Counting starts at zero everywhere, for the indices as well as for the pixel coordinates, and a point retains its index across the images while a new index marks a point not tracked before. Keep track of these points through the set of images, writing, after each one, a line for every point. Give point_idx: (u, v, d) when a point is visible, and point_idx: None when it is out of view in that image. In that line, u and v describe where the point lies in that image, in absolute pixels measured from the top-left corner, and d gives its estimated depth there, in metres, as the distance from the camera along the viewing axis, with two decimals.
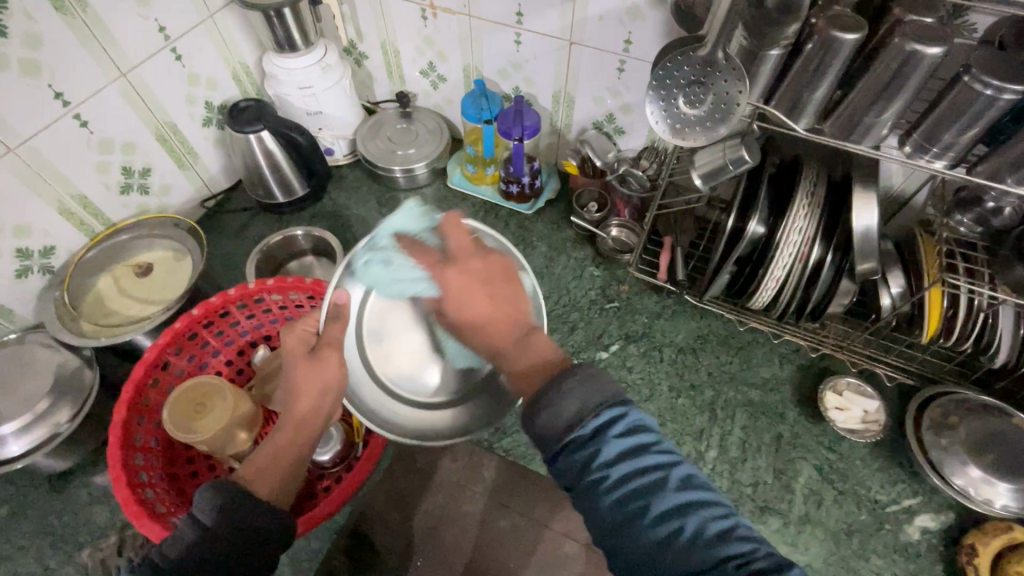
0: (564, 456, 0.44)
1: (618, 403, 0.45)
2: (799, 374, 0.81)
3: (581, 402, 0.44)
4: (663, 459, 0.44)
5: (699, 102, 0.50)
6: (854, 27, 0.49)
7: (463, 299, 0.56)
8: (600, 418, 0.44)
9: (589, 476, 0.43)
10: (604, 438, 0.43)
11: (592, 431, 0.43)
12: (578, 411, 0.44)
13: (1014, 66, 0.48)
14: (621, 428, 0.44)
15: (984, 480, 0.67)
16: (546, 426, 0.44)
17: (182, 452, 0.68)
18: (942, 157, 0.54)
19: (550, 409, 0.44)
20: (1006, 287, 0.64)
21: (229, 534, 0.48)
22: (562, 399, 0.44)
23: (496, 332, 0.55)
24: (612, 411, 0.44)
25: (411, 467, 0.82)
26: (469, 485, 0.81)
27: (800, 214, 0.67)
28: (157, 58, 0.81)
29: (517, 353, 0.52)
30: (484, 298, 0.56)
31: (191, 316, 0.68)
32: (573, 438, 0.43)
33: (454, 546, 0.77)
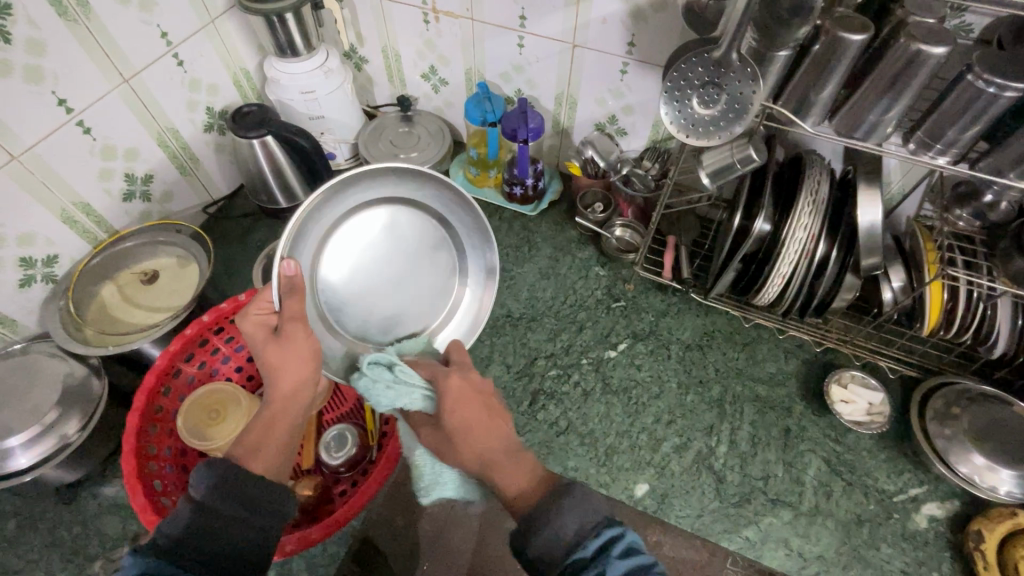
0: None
1: (616, 523, 0.44)
2: (804, 368, 0.83)
3: (580, 521, 0.44)
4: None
5: (712, 102, 0.52)
6: (861, 27, 0.50)
7: (462, 412, 0.56)
8: (600, 539, 0.43)
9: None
10: (606, 561, 0.42)
11: (593, 554, 0.42)
12: (575, 532, 0.43)
13: (1015, 65, 0.49)
14: (622, 552, 0.42)
15: (988, 467, 0.69)
16: (543, 544, 0.44)
17: (196, 459, 0.68)
18: (946, 154, 0.56)
19: (551, 528, 0.44)
20: (1005, 280, 0.65)
21: (226, 507, 0.46)
22: (562, 515, 0.44)
23: (481, 442, 0.54)
24: (612, 532, 0.43)
25: (416, 473, 0.81)
26: None
27: (805, 211, 0.68)
28: (159, 64, 0.81)
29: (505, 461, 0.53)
30: (482, 413, 0.56)
31: (202, 322, 0.68)
32: (573, 561, 0.42)
33: (459, 549, 0.77)
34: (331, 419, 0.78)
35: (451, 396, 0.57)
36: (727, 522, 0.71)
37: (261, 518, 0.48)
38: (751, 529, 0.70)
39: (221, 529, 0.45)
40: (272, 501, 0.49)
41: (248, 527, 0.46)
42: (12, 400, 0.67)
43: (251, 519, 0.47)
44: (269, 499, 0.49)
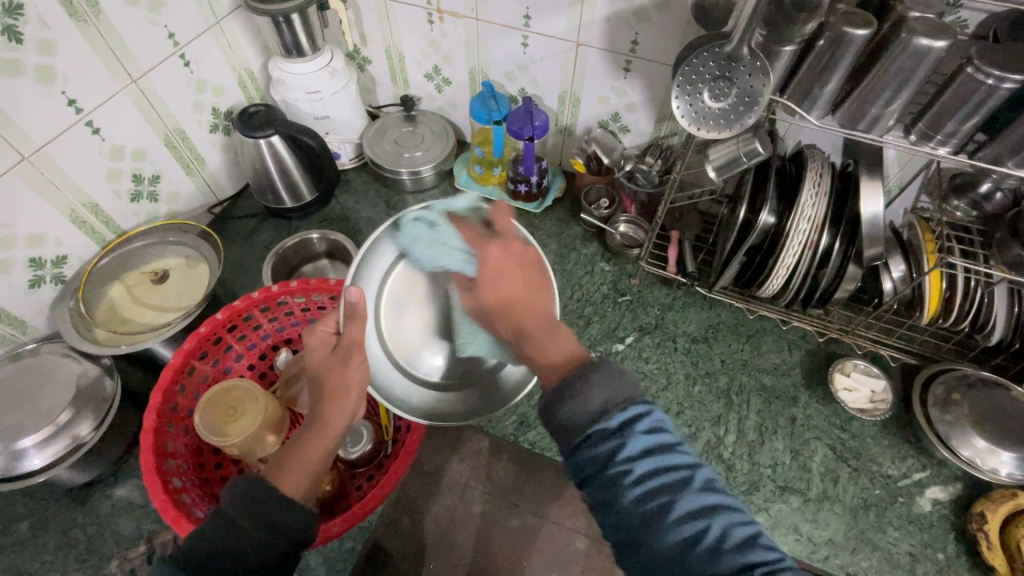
0: (584, 450, 0.44)
1: (641, 401, 0.45)
2: (808, 359, 0.85)
3: (609, 395, 0.44)
4: (686, 462, 0.43)
5: (722, 96, 0.53)
6: (864, 23, 0.52)
7: (500, 279, 0.61)
8: (627, 414, 0.44)
9: (611, 470, 0.42)
10: (629, 432, 0.43)
11: (617, 425, 0.43)
12: (605, 403, 0.44)
13: (1012, 57, 0.51)
14: (647, 426, 0.44)
15: (989, 450, 0.71)
16: (570, 413, 0.44)
17: (211, 456, 0.68)
18: (946, 144, 0.57)
19: (579, 398, 0.44)
20: (1004, 266, 0.67)
21: (248, 525, 0.47)
22: (590, 387, 0.45)
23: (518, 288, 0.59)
24: (638, 408, 0.44)
25: (419, 471, 0.82)
26: (477, 484, 0.80)
27: (809, 204, 0.70)
28: (166, 64, 0.81)
29: (544, 339, 0.54)
30: (516, 278, 0.61)
31: (215, 320, 0.68)
32: (597, 430, 0.43)
33: (462, 547, 0.76)
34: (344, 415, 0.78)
35: (490, 273, 0.62)
36: None
37: (283, 542, 0.47)
38: (761, 515, 0.71)
39: (238, 547, 0.45)
40: (293, 527, 0.48)
41: (268, 548, 0.46)
42: (26, 401, 0.67)
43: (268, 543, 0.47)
44: (292, 526, 0.48)
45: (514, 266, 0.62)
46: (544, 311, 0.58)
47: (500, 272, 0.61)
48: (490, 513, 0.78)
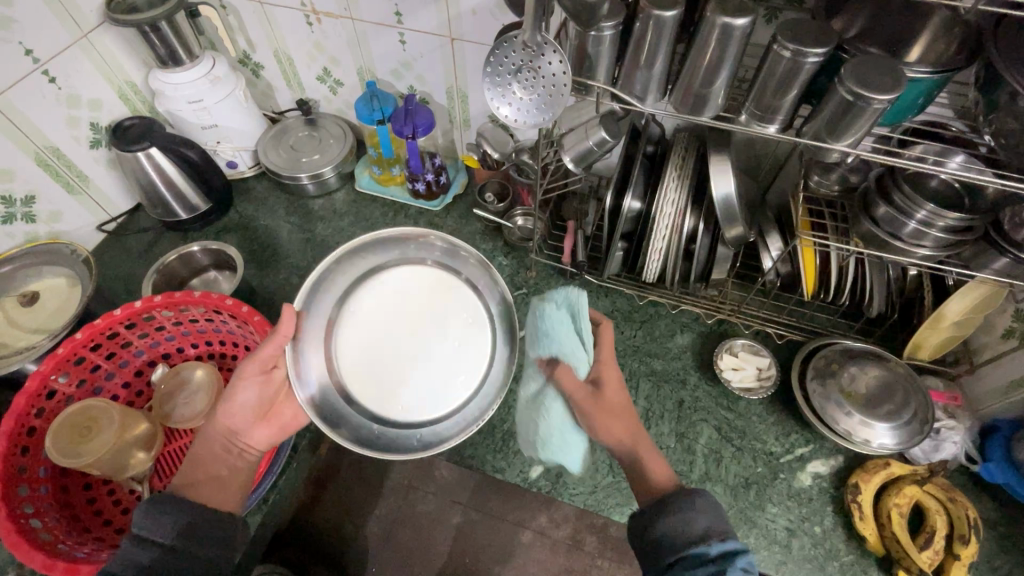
0: (679, 568, 0.48)
1: (738, 537, 0.50)
2: (699, 341, 0.85)
3: (707, 522, 0.50)
4: None
5: (531, 86, 0.52)
6: (672, 4, 0.52)
7: (613, 394, 0.63)
8: (725, 545, 0.48)
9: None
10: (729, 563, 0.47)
11: (717, 552, 0.48)
12: (705, 531, 0.50)
13: (815, 31, 0.52)
14: (745, 561, 0.48)
15: (863, 423, 0.72)
16: (671, 530, 0.51)
17: (76, 477, 0.66)
18: (774, 122, 0.57)
19: (680, 520, 0.51)
20: (860, 241, 0.67)
21: (190, 546, 0.52)
22: (690, 510, 0.51)
23: (628, 434, 0.61)
24: (734, 546, 0.48)
25: (360, 475, 0.82)
26: (420, 486, 0.80)
27: (671, 188, 0.70)
28: (27, 82, 0.79)
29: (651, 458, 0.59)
30: (625, 403, 0.63)
31: (72, 340, 0.66)
32: (693, 554, 0.48)
33: (420, 552, 0.76)
34: None
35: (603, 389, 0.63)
36: None
37: (209, 547, 0.53)
38: None
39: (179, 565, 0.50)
40: (218, 529, 0.54)
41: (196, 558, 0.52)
42: None
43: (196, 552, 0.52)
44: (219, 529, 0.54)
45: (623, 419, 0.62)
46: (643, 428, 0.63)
47: (607, 396, 0.62)
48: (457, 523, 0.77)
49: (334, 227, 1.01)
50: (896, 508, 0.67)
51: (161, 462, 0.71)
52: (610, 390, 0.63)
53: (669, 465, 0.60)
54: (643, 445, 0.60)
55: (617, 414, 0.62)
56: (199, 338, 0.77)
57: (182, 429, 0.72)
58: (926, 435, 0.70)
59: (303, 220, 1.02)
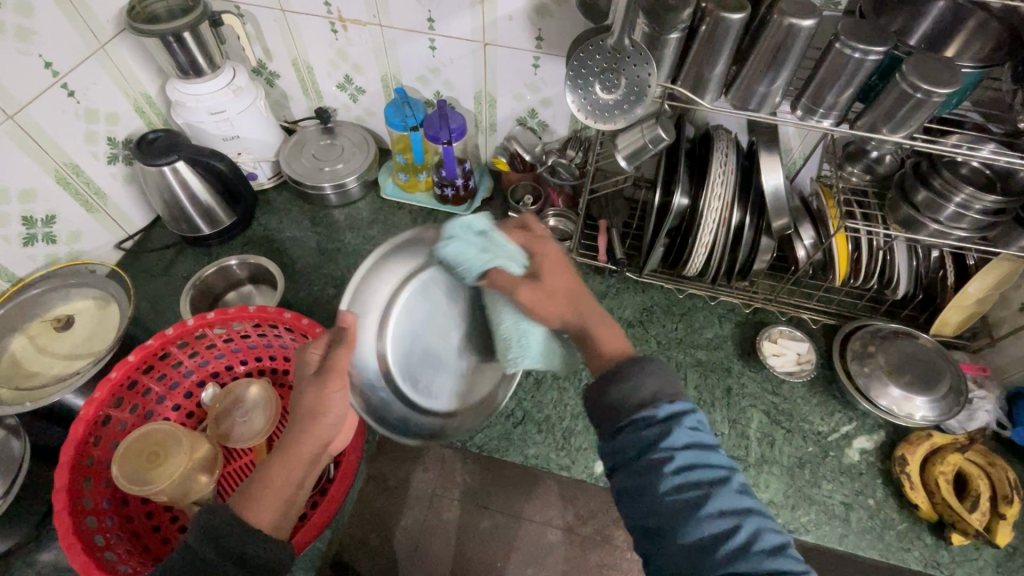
0: (627, 433, 0.47)
1: (686, 399, 0.48)
2: (738, 330, 0.88)
3: (657, 388, 0.48)
4: (724, 464, 0.46)
5: (613, 87, 0.54)
6: (739, 6, 0.55)
7: (549, 290, 0.54)
8: (672, 406, 0.47)
9: (652, 456, 0.45)
10: (677, 424, 0.46)
11: (664, 415, 0.47)
12: (653, 395, 0.48)
13: (872, 31, 0.55)
14: (691, 423, 0.47)
15: (904, 397, 0.77)
16: (623, 398, 0.48)
17: (139, 507, 0.64)
18: (829, 116, 0.61)
19: (629, 385, 0.49)
20: (897, 227, 0.72)
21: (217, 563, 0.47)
22: (643, 375, 0.49)
23: (564, 316, 0.55)
24: (683, 404, 0.48)
25: (383, 486, 0.82)
26: (445, 493, 0.82)
27: (718, 182, 0.73)
28: (47, 96, 0.75)
29: (602, 331, 0.54)
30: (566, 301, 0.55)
31: (127, 363, 0.64)
32: (641, 417, 0.47)
33: (439, 553, 0.78)
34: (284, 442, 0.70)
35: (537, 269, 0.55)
36: None
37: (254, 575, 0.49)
38: None
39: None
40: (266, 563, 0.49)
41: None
42: None
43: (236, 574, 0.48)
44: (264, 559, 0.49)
45: (556, 299, 0.54)
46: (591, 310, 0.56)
47: (547, 286, 0.55)
48: (463, 516, 0.81)
49: (362, 236, 1.00)
50: (942, 476, 0.72)
51: (222, 482, 0.68)
52: (547, 289, 0.54)
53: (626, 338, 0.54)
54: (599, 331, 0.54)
55: (557, 308, 0.54)
56: (249, 354, 0.75)
57: (243, 448, 0.70)
58: (962, 406, 0.75)
59: (329, 230, 1.00)
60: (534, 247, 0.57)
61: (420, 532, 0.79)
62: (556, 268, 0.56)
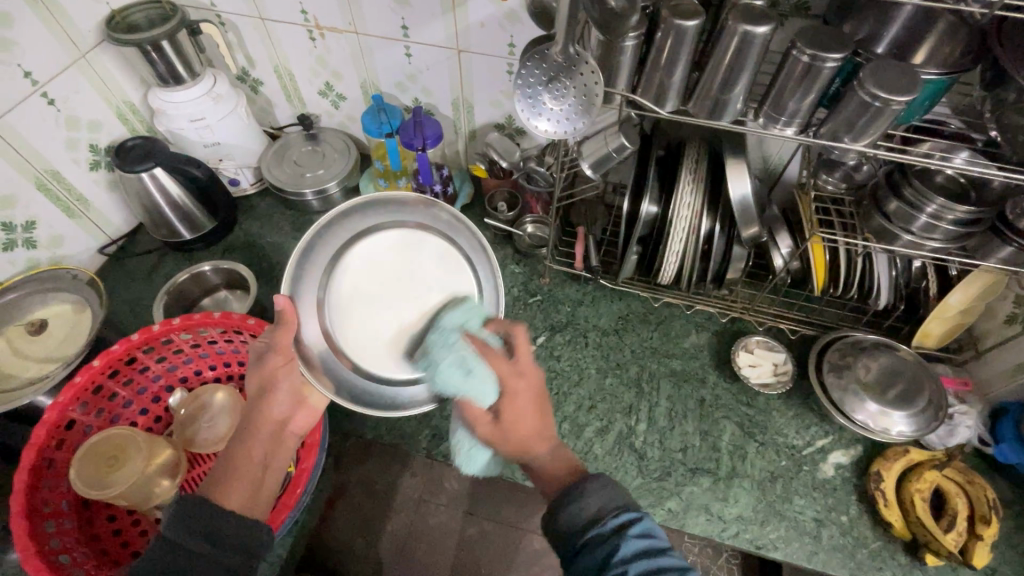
0: (584, 553, 0.47)
1: (635, 508, 0.49)
2: (714, 339, 0.86)
3: (602, 502, 0.49)
4: (676, 564, 0.44)
5: (562, 97, 0.53)
6: (694, 14, 0.54)
7: (518, 416, 0.59)
8: (619, 517, 0.48)
9: (609, 573, 0.44)
10: (623, 535, 0.46)
11: (612, 528, 0.47)
12: (597, 511, 0.49)
13: (830, 39, 0.54)
14: (639, 530, 0.47)
15: (882, 412, 0.74)
16: (570, 519, 0.49)
17: (101, 510, 0.64)
18: (792, 124, 0.60)
19: (573, 507, 0.50)
20: (871, 236, 0.70)
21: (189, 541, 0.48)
22: (586, 495, 0.50)
23: (530, 450, 0.58)
24: (631, 514, 0.48)
25: (369, 490, 0.82)
26: (432, 497, 0.84)
27: (686, 191, 0.72)
28: (26, 105, 0.77)
29: (548, 457, 0.58)
30: (531, 413, 0.59)
31: (90, 368, 0.64)
32: (592, 535, 0.47)
33: (430, 560, 0.81)
34: None
35: (519, 384, 0.59)
36: (651, 496, 0.73)
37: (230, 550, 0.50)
38: (673, 500, 0.73)
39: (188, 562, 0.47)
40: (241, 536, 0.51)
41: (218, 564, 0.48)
42: None
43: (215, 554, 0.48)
44: (240, 534, 0.51)
45: (540, 425, 0.59)
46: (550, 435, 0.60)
47: (510, 426, 0.59)
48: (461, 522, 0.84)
49: None
50: (918, 493, 0.69)
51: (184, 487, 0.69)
52: (518, 417, 0.59)
53: (571, 458, 0.58)
54: (546, 460, 0.58)
55: (523, 434, 0.58)
56: (217, 359, 0.76)
57: (207, 452, 0.70)
58: (941, 422, 0.73)
59: None
60: (507, 381, 0.59)
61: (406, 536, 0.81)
62: (526, 404, 0.59)
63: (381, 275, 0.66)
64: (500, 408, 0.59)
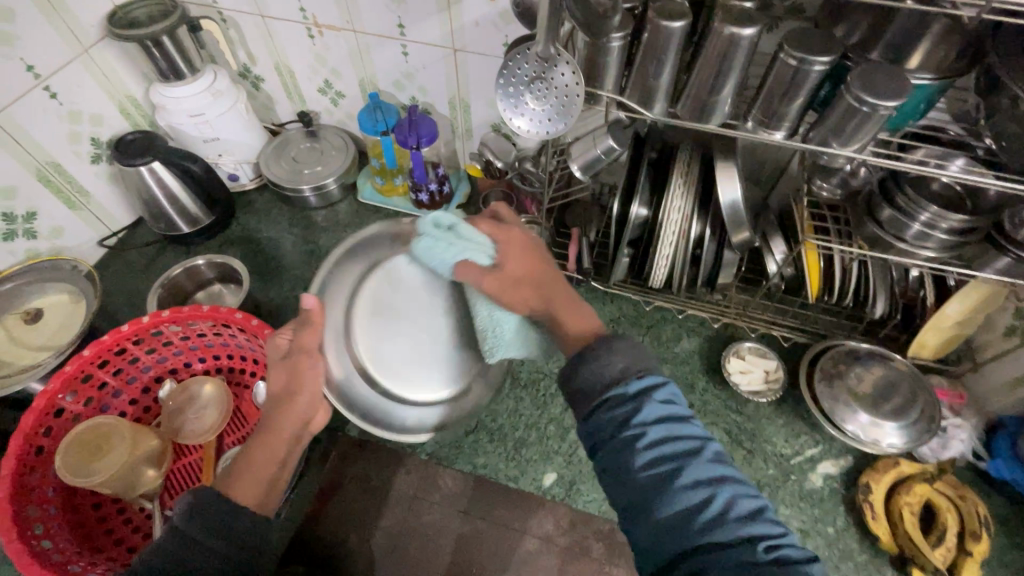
0: (601, 410, 0.46)
1: (657, 374, 0.48)
2: (706, 345, 0.86)
3: (625, 365, 0.48)
4: (697, 434, 0.45)
5: (544, 97, 0.53)
6: (681, 14, 0.53)
7: (507, 272, 0.55)
8: (642, 382, 0.46)
9: (626, 432, 0.45)
10: (645, 400, 0.46)
11: (634, 392, 0.46)
12: (622, 372, 0.47)
13: (819, 42, 0.53)
14: (661, 397, 0.46)
15: (872, 424, 0.73)
16: (591, 378, 0.48)
17: (86, 497, 0.65)
18: (781, 128, 0.59)
19: (597, 364, 0.48)
20: (864, 243, 0.69)
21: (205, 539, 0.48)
22: (611, 355, 0.48)
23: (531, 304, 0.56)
24: (652, 380, 0.47)
25: (365, 485, 0.78)
26: (426, 496, 0.77)
27: (677, 194, 0.72)
28: (29, 98, 0.78)
29: (569, 313, 0.56)
30: (528, 290, 0.56)
31: (80, 357, 0.65)
32: (612, 396, 0.46)
33: (420, 562, 0.73)
34: (232, 441, 0.72)
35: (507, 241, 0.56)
36: None
37: (243, 548, 0.49)
38: None
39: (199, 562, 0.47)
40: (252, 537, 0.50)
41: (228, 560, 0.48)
42: None
43: (227, 552, 0.48)
44: (252, 535, 0.50)
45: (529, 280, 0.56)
46: (559, 283, 0.58)
47: (509, 274, 0.55)
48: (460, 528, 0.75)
49: (338, 238, 1.01)
50: (908, 506, 0.68)
51: (170, 478, 0.70)
52: (518, 279, 0.55)
53: (592, 316, 0.57)
54: (564, 306, 0.57)
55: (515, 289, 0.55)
56: (206, 352, 0.77)
57: (193, 444, 0.71)
58: (933, 434, 0.71)
59: (307, 231, 1.02)
60: (500, 234, 0.57)
61: (396, 538, 0.75)
62: (521, 259, 0.56)
63: (409, 301, 0.59)
64: (501, 259, 0.55)
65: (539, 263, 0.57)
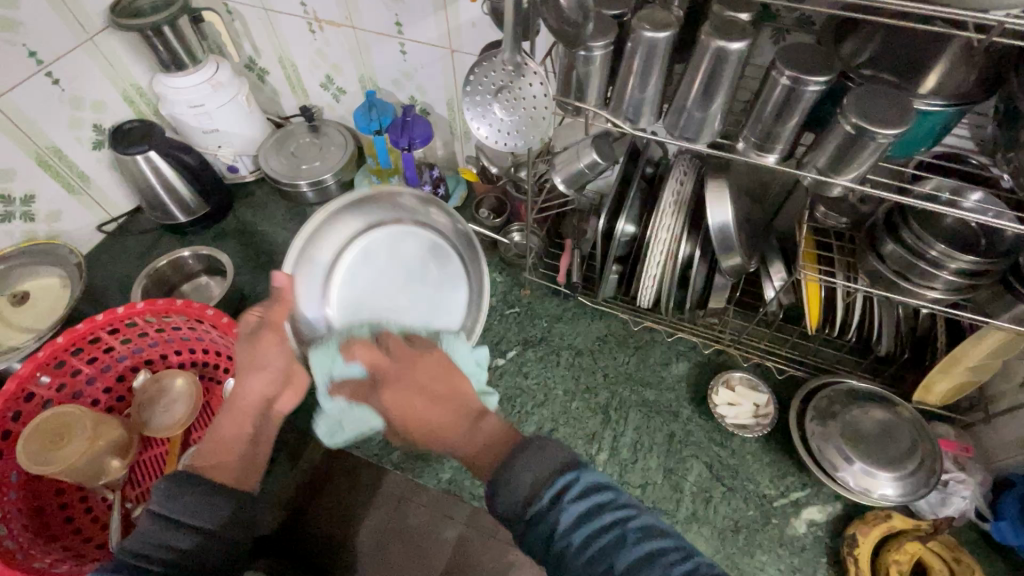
0: (527, 529, 0.40)
1: (568, 466, 0.42)
2: (695, 371, 0.81)
3: (534, 471, 0.41)
4: (623, 514, 0.41)
5: (512, 108, 0.51)
6: (666, 25, 0.49)
7: (412, 414, 0.52)
8: (552, 484, 0.41)
9: (555, 546, 0.39)
10: (560, 506, 0.40)
11: (547, 501, 0.40)
12: (532, 484, 0.41)
13: (818, 60, 0.49)
14: (576, 492, 0.41)
15: (866, 472, 0.67)
16: (506, 502, 0.41)
17: (50, 483, 0.66)
18: (773, 151, 0.54)
19: (506, 489, 0.41)
20: (865, 277, 0.63)
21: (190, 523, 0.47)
22: (514, 472, 0.42)
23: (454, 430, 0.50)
24: (565, 476, 0.41)
25: (353, 480, 0.77)
26: (414, 496, 0.76)
27: (666, 213, 0.68)
28: (30, 83, 0.80)
29: (468, 441, 0.48)
30: (427, 398, 0.52)
31: (53, 344, 0.66)
32: (532, 513, 0.40)
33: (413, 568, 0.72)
34: (199, 437, 0.73)
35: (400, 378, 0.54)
36: None
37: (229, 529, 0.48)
38: None
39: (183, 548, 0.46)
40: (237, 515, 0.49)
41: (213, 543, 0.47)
42: None
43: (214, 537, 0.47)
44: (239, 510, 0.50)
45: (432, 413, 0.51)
46: (470, 410, 0.51)
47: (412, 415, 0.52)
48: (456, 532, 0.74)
49: None
50: (895, 565, 0.63)
51: (135, 468, 0.71)
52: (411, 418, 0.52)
53: (502, 427, 0.48)
54: (465, 438, 0.49)
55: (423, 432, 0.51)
56: (183, 345, 0.77)
57: (160, 437, 0.72)
58: (931, 489, 0.66)
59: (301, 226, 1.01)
60: (376, 387, 0.55)
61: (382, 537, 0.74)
62: (420, 393, 0.53)
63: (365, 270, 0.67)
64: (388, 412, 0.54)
65: (458, 375, 0.55)
